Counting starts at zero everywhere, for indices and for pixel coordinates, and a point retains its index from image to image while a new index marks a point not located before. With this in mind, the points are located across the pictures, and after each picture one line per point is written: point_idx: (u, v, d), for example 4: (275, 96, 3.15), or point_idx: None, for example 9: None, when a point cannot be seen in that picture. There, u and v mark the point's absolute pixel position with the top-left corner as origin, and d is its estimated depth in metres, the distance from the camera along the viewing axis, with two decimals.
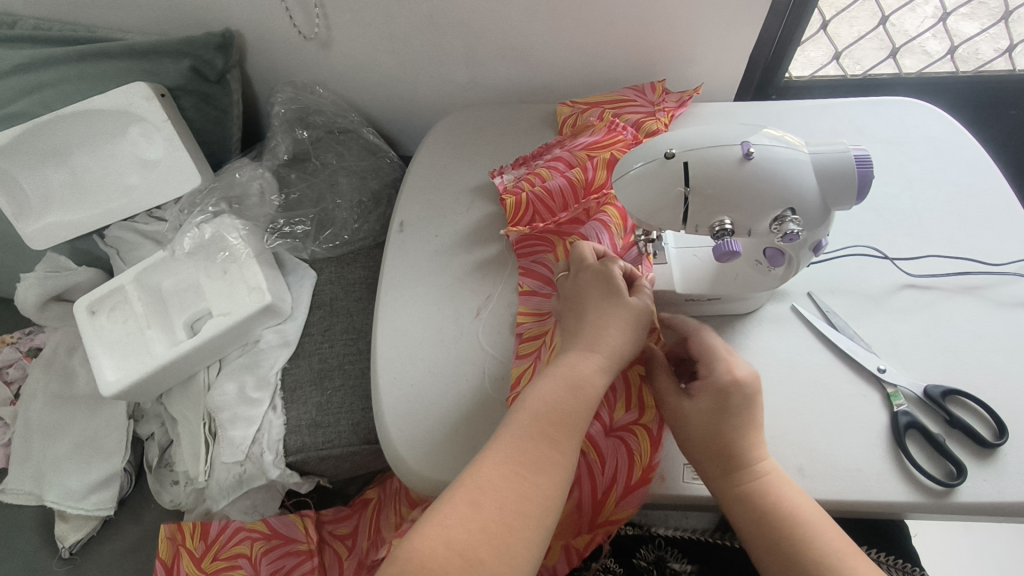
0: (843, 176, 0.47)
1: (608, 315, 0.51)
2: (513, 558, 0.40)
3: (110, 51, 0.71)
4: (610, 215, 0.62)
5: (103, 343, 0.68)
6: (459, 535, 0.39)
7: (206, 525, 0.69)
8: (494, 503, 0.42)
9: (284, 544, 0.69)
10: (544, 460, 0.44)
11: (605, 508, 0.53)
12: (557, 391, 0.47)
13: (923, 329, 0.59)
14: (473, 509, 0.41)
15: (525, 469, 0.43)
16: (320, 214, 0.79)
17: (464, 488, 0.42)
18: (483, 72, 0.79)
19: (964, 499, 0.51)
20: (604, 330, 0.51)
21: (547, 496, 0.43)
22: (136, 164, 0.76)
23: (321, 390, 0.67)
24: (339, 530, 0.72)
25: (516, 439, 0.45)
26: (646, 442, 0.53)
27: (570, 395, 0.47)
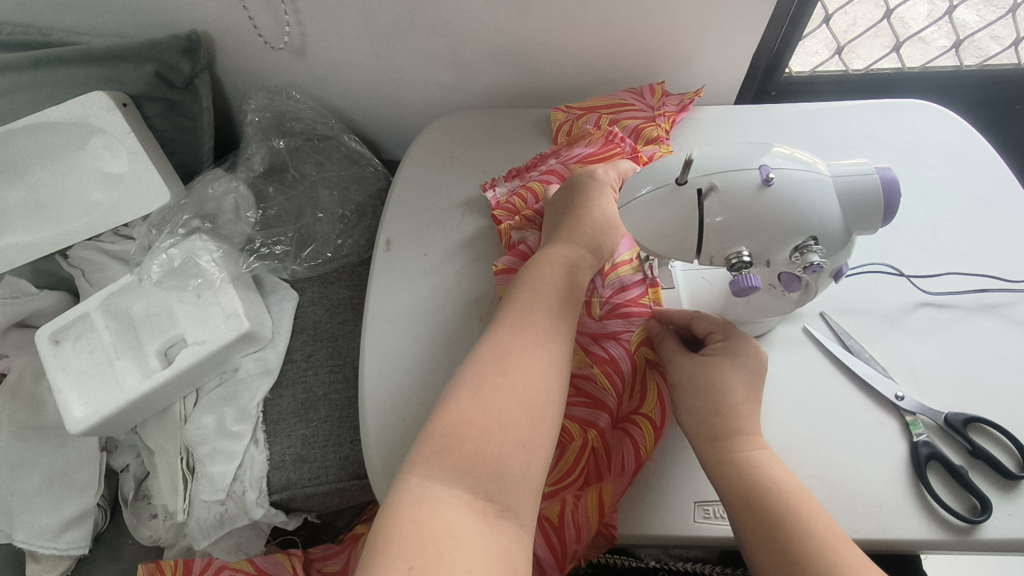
0: (866, 202, 0.43)
1: (591, 206, 0.57)
2: (546, 416, 0.43)
3: (64, 57, 0.66)
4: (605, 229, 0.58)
5: (69, 376, 0.63)
6: (489, 405, 0.42)
7: (188, 564, 0.64)
8: (520, 372, 0.44)
9: None
10: (549, 326, 0.48)
11: (594, 494, 0.49)
12: (549, 272, 0.52)
13: (941, 351, 0.56)
14: (499, 376, 0.44)
15: (539, 336, 0.47)
16: (300, 231, 0.74)
17: (483, 364, 0.45)
18: (471, 75, 0.74)
19: (988, 536, 0.49)
20: (582, 221, 0.56)
21: (557, 359, 0.47)
22: (99, 178, 0.70)
23: (306, 422, 0.63)
24: (328, 568, 0.67)
25: (522, 315, 0.48)
26: (650, 434, 0.51)
27: (564, 274, 0.52)
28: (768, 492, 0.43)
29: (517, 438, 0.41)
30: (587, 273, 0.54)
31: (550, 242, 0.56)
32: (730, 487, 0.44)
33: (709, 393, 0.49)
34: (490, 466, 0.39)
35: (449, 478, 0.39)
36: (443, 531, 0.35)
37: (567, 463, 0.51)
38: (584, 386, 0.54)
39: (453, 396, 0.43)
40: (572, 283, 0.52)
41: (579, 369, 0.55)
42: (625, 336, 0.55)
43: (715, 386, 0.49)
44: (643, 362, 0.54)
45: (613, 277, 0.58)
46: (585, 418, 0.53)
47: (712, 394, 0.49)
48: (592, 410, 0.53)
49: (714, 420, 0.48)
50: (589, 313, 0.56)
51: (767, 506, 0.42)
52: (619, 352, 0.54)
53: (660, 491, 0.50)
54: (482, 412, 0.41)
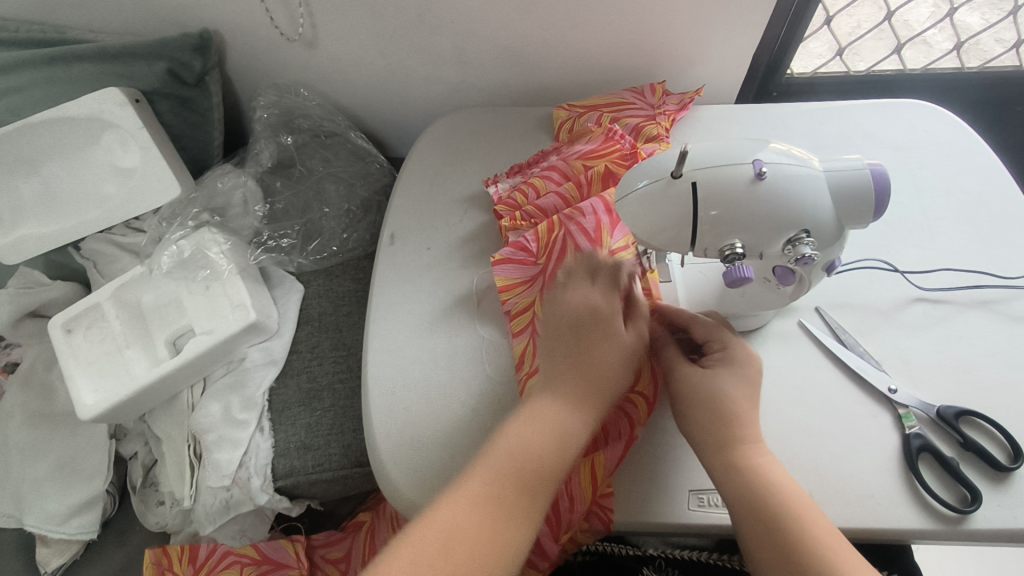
0: (858, 196, 0.44)
1: (614, 330, 0.49)
2: (533, 512, 0.41)
3: (80, 53, 0.67)
4: (599, 221, 0.57)
5: (80, 364, 0.65)
6: (453, 531, 0.38)
7: (194, 549, 0.66)
8: (500, 504, 0.40)
9: (275, 570, 0.65)
10: (542, 452, 0.43)
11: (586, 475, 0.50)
12: (570, 346, 0.48)
13: (935, 345, 0.57)
14: (480, 499, 0.40)
15: (559, 428, 0.44)
16: (306, 224, 0.75)
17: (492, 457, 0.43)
18: (476, 74, 0.75)
19: (977, 526, 0.49)
20: (599, 336, 0.48)
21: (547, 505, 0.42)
22: (112, 172, 0.72)
23: (310, 411, 0.64)
24: (332, 554, 0.69)
25: (531, 429, 0.44)
26: (644, 409, 0.52)
27: (575, 385, 0.47)
28: (774, 505, 0.43)
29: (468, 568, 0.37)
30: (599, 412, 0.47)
31: (567, 339, 0.48)
32: (736, 498, 0.45)
33: (710, 402, 0.48)
34: (479, 561, 0.38)
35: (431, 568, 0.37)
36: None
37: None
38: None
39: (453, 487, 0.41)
40: (601, 368, 0.48)
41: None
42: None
43: (716, 395, 0.48)
44: None
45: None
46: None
47: (714, 403, 0.48)
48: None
49: (718, 429, 0.47)
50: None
51: (774, 520, 0.43)
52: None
53: (654, 479, 0.51)
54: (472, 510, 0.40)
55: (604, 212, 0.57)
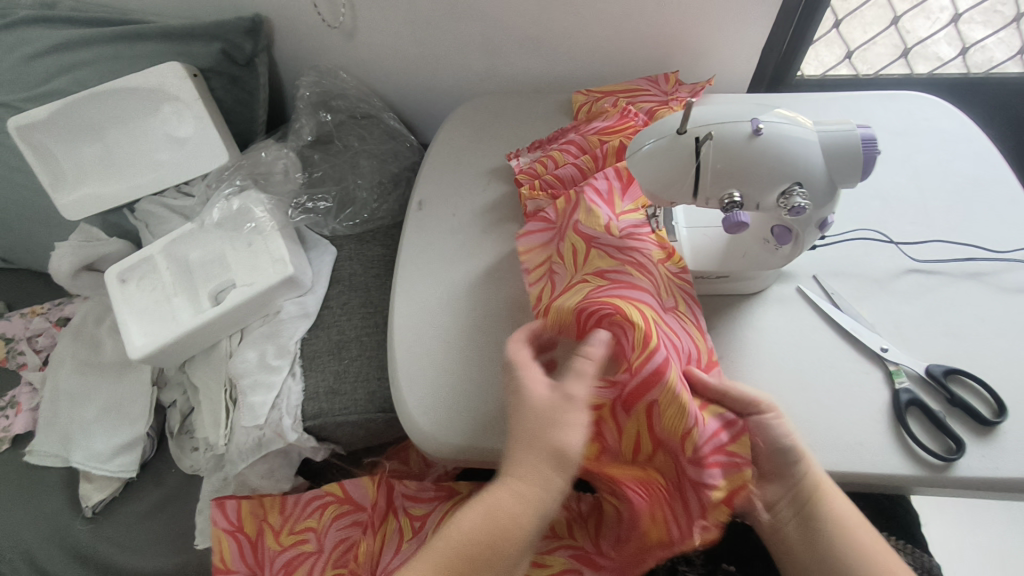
0: (848, 155, 0.49)
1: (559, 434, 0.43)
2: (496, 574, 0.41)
3: (143, 33, 0.75)
4: (611, 184, 0.62)
5: (132, 310, 0.71)
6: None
7: (282, 499, 0.72)
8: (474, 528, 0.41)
9: (353, 512, 0.70)
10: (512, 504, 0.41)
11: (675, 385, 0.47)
12: (531, 448, 0.42)
13: (926, 311, 0.61)
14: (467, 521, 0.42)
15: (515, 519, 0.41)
16: (341, 192, 0.81)
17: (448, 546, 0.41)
18: (502, 64, 0.82)
19: (961, 473, 0.52)
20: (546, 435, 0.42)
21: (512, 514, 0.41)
22: (167, 142, 0.79)
23: (339, 359, 0.69)
24: (414, 509, 0.68)
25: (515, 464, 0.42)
26: (695, 330, 0.54)
27: (535, 473, 0.42)
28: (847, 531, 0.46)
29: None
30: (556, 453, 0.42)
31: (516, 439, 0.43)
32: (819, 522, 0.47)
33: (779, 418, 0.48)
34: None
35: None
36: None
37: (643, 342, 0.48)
38: (617, 279, 0.55)
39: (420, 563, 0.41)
40: (550, 456, 0.42)
41: (606, 267, 0.56)
42: (646, 250, 0.57)
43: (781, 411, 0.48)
44: (666, 275, 0.57)
45: (627, 218, 0.60)
46: (630, 296, 0.53)
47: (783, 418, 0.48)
48: (630, 292, 0.53)
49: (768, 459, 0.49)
50: (609, 232, 0.57)
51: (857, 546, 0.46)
52: (644, 258, 0.56)
53: None
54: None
55: (615, 178, 0.62)
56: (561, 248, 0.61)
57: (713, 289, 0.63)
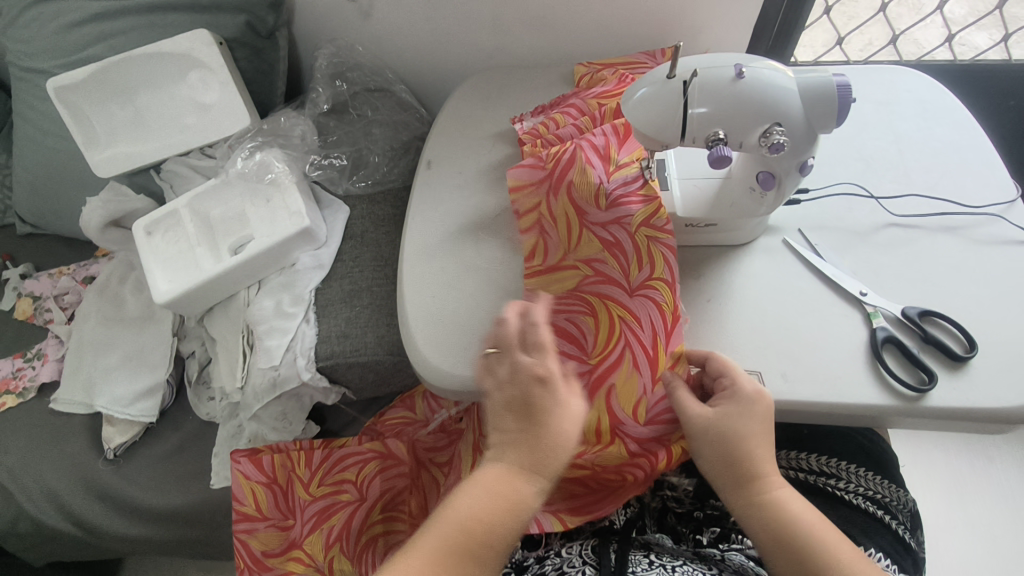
0: (825, 98, 0.53)
1: (559, 414, 0.50)
2: (497, 541, 0.47)
3: (176, 4, 0.80)
4: (608, 140, 0.66)
5: (158, 260, 0.76)
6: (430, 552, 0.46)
7: (309, 454, 0.73)
8: (471, 505, 0.48)
9: (396, 466, 0.73)
10: (506, 487, 0.49)
11: (626, 368, 0.58)
12: (522, 424, 0.50)
13: (904, 261, 0.64)
14: (471, 501, 0.48)
15: (519, 485, 0.48)
16: (355, 154, 0.87)
17: (454, 515, 0.47)
18: (508, 40, 0.86)
19: (933, 404, 0.56)
20: (550, 414, 0.50)
21: (506, 489, 0.48)
22: (193, 107, 0.84)
23: (350, 307, 0.73)
24: (440, 458, 0.76)
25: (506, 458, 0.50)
26: (666, 291, 0.59)
27: (512, 476, 0.49)
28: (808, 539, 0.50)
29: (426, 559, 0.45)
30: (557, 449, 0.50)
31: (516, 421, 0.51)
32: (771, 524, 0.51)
33: (723, 441, 0.53)
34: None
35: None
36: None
37: (606, 335, 0.59)
38: (599, 268, 0.62)
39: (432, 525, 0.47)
40: (542, 433, 0.50)
41: (592, 253, 0.63)
42: (627, 220, 0.61)
43: (732, 433, 0.53)
44: (645, 240, 0.61)
45: (619, 175, 0.64)
46: (603, 292, 0.61)
47: (729, 442, 0.53)
48: (602, 282, 0.61)
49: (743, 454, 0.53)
50: (597, 205, 0.63)
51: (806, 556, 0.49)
52: (622, 235, 0.62)
53: None
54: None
55: (613, 135, 0.66)
56: (552, 207, 0.65)
57: (703, 239, 0.67)
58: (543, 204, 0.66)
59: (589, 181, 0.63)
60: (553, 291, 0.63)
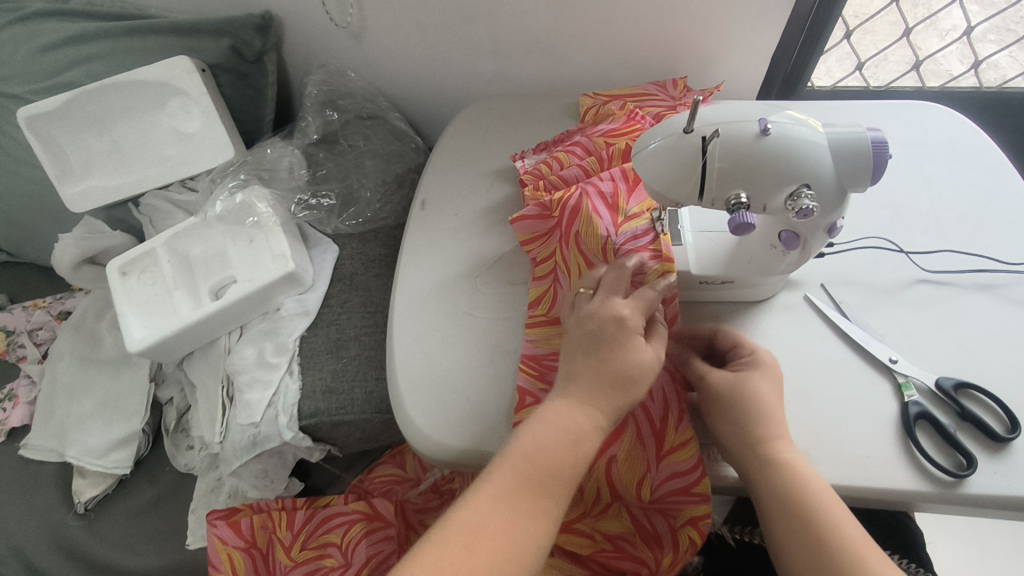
0: (859, 157, 0.47)
1: (613, 364, 0.46)
2: (560, 494, 0.44)
3: (155, 27, 0.75)
4: (614, 188, 0.61)
5: (132, 303, 0.71)
6: (462, 548, 0.40)
7: (292, 514, 0.69)
8: (510, 491, 0.43)
9: (384, 527, 0.67)
10: (551, 466, 0.44)
11: (629, 439, 0.53)
12: (602, 367, 0.46)
13: (936, 324, 0.59)
14: (511, 480, 0.43)
15: (585, 433, 0.45)
16: (345, 191, 0.81)
17: (514, 461, 0.44)
18: (510, 65, 0.81)
19: (972, 491, 0.50)
20: (599, 371, 0.46)
21: (552, 471, 0.44)
22: (174, 137, 0.79)
23: (337, 358, 0.69)
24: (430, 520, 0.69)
25: (541, 435, 0.45)
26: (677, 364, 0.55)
27: (558, 445, 0.44)
28: (812, 504, 0.44)
29: (465, 555, 0.40)
30: (607, 409, 0.46)
31: (567, 384, 0.47)
32: (766, 485, 0.46)
33: (738, 398, 0.50)
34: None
35: (464, 560, 0.40)
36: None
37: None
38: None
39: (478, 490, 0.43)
40: (622, 380, 0.46)
41: None
42: (638, 279, 0.55)
43: (747, 392, 0.50)
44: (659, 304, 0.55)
45: (628, 227, 0.58)
46: None
47: (744, 401, 0.49)
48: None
49: (755, 425, 0.49)
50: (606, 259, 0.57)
51: (828, 561, 0.42)
52: None
53: None
54: (501, 547, 0.41)
55: (621, 180, 0.61)
56: (565, 256, 0.61)
57: (719, 296, 0.62)
58: (557, 252, 0.62)
59: (597, 235, 0.58)
60: (553, 345, 0.58)
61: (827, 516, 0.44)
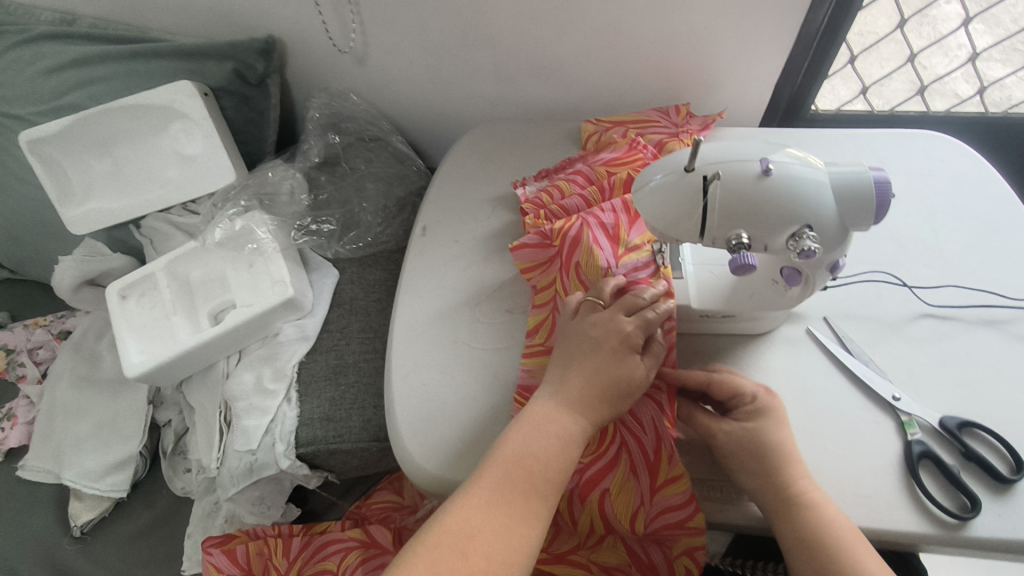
0: (861, 197, 0.47)
1: (603, 369, 0.49)
2: (550, 492, 0.46)
3: (159, 51, 0.75)
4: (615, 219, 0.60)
5: (130, 326, 0.71)
6: (454, 544, 0.42)
7: (288, 542, 0.68)
8: (503, 487, 0.45)
9: (380, 555, 0.65)
10: (541, 463, 0.46)
11: (622, 471, 0.52)
12: (586, 373, 0.49)
13: (941, 359, 0.58)
14: (503, 476, 0.45)
15: (572, 434, 0.47)
16: (346, 215, 0.83)
17: (504, 462, 0.46)
18: (512, 89, 0.81)
19: (977, 534, 0.49)
20: (590, 375, 0.49)
21: (542, 471, 0.46)
22: (175, 158, 0.80)
23: (335, 385, 0.68)
24: None
25: (533, 433, 0.47)
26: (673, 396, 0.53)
27: (548, 445, 0.46)
28: (838, 551, 0.45)
29: (458, 551, 0.42)
30: (596, 412, 0.48)
31: (559, 384, 0.50)
32: (787, 539, 0.47)
33: (752, 443, 0.50)
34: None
35: (461, 558, 0.42)
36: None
37: (597, 437, 0.54)
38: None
39: (472, 490, 0.45)
40: (611, 385, 0.48)
41: None
42: None
43: (760, 438, 0.50)
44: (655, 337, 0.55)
45: (629, 259, 0.58)
46: None
47: (758, 447, 0.49)
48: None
49: (763, 479, 0.49)
50: None
51: None
52: None
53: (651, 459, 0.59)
54: (496, 547, 0.42)
55: (623, 211, 0.61)
56: (566, 285, 0.60)
57: (720, 328, 0.61)
58: (557, 281, 0.61)
59: (597, 267, 0.57)
60: None
61: (855, 561, 0.44)
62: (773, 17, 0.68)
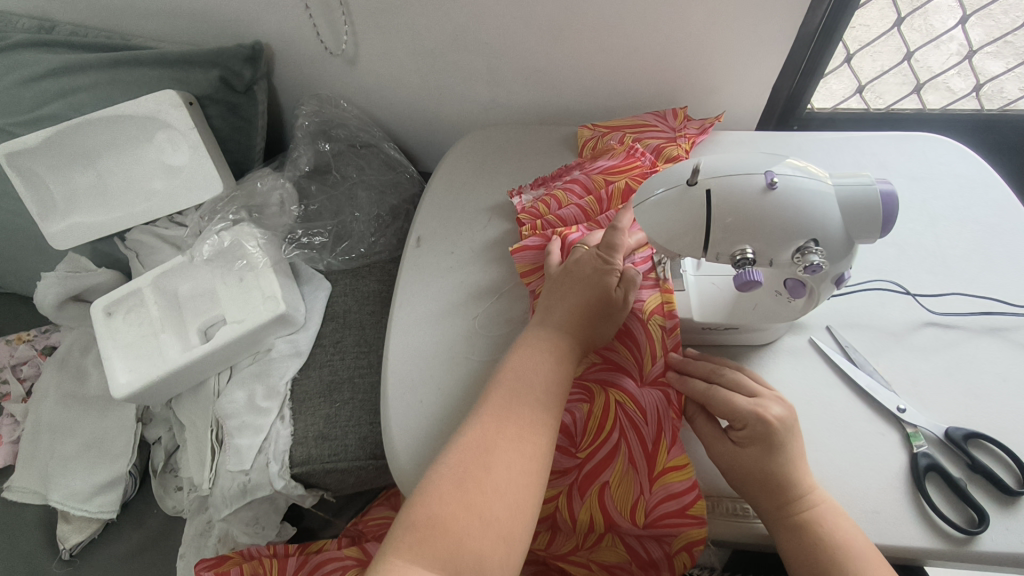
0: (867, 211, 0.46)
1: (583, 297, 0.52)
2: (551, 402, 0.48)
3: (142, 59, 0.73)
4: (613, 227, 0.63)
5: (118, 347, 0.69)
6: (477, 457, 0.44)
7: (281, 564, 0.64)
8: (515, 402, 0.47)
9: None
10: (542, 378, 0.49)
11: (621, 464, 0.51)
12: (568, 303, 0.53)
13: (945, 369, 0.58)
14: (512, 393, 0.48)
15: (559, 353, 0.50)
16: (338, 226, 0.82)
17: (507, 381, 0.49)
18: (505, 93, 0.79)
19: (983, 548, 0.48)
20: (571, 303, 0.53)
21: (545, 386, 0.48)
22: (160, 170, 0.79)
23: (331, 402, 0.67)
24: None
25: (529, 355, 0.50)
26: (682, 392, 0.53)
27: (543, 364, 0.49)
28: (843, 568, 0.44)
29: (483, 466, 0.43)
30: (578, 336, 0.52)
31: (546, 313, 0.53)
32: (786, 552, 0.47)
33: (756, 468, 0.47)
34: (513, 497, 0.43)
35: (483, 472, 0.43)
36: (487, 512, 0.42)
37: (597, 427, 0.53)
38: (609, 356, 0.56)
39: (484, 412, 0.47)
40: (589, 312, 0.52)
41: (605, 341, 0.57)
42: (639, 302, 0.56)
43: (762, 465, 0.47)
44: (658, 330, 0.54)
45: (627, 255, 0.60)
46: (608, 380, 0.55)
47: (762, 472, 0.47)
48: (612, 372, 0.56)
49: (762, 497, 0.47)
50: None
51: None
52: (636, 324, 0.55)
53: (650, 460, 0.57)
54: (518, 455, 0.44)
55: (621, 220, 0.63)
56: None
57: (722, 340, 0.60)
58: None
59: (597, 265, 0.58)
60: None
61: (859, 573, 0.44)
62: (772, 20, 0.66)
